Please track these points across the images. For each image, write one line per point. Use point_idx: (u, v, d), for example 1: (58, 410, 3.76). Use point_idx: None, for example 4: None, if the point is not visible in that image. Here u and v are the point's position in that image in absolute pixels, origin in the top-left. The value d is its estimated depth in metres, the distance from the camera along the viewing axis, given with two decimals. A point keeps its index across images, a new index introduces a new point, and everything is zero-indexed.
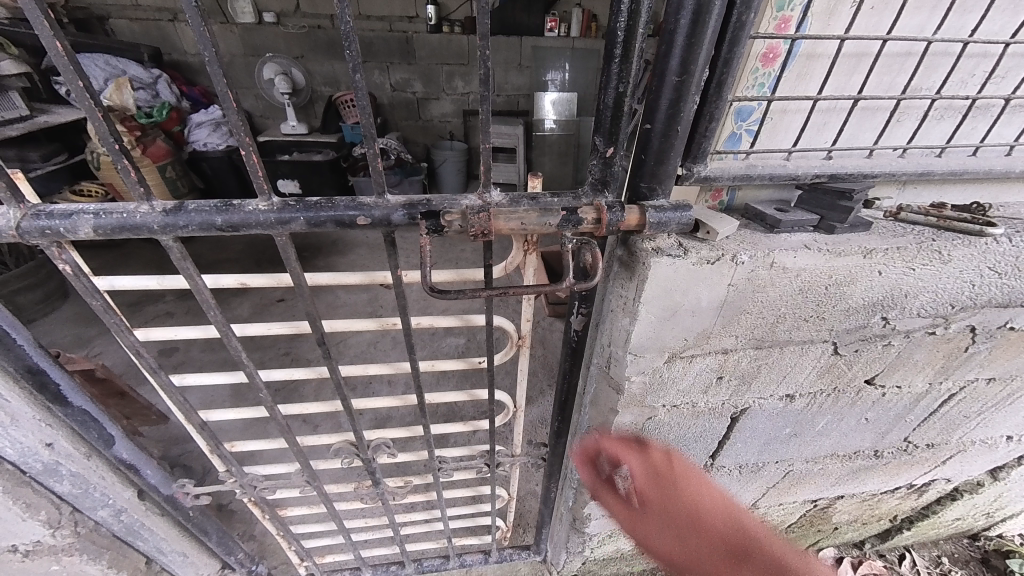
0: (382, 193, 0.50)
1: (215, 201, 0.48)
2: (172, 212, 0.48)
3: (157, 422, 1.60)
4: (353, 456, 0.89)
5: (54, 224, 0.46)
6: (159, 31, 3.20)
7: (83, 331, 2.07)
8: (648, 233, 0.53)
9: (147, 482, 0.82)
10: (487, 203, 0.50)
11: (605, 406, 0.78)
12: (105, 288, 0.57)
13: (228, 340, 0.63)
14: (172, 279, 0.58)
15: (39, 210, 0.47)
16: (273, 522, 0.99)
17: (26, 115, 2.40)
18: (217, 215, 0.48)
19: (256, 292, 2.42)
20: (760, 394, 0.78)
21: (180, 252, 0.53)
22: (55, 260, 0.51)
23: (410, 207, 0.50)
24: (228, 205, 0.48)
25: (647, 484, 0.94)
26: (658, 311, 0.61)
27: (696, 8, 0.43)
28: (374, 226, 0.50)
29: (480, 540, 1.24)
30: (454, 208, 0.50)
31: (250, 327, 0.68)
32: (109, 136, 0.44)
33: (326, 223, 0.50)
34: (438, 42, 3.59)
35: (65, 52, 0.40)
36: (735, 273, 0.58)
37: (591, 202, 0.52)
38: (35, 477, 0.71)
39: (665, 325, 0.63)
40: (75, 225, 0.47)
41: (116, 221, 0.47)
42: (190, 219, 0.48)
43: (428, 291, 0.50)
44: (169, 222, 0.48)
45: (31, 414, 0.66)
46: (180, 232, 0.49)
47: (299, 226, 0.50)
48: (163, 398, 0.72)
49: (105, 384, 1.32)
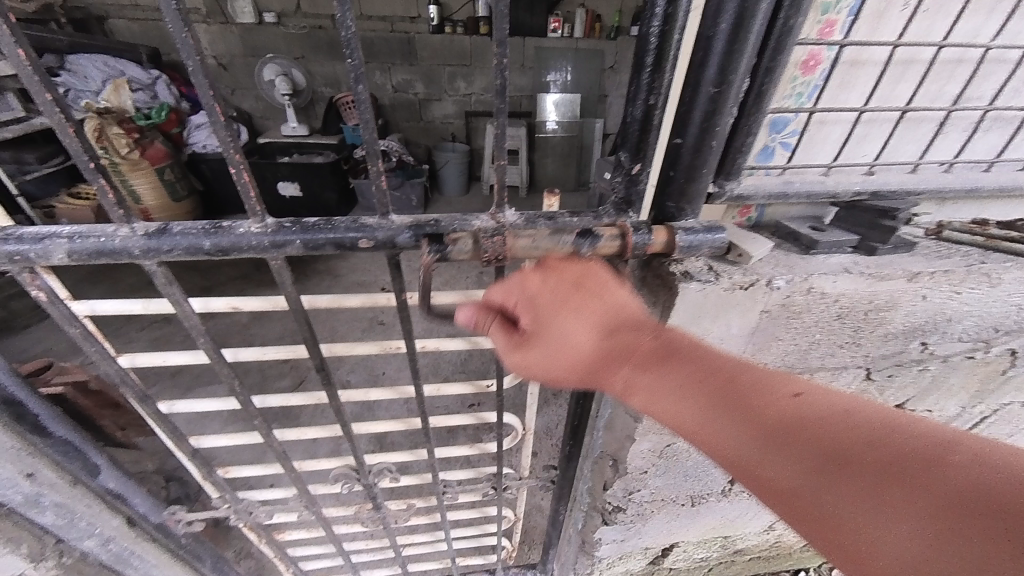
0: (385, 214, 0.45)
1: (202, 223, 0.43)
2: (155, 235, 0.43)
3: (151, 433, 1.56)
4: (353, 482, 0.85)
5: (23, 249, 0.42)
6: (158, 31, 3.16)
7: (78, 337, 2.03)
8: (671, 250, 0.47)
9: (136, 510, 0.78)
10: (501, 224, 0.46)
11: (621, 433, 0.74)
12: (86, 314, 0.52)
13: (220, 367, 0.59)
14: (159, 302, 0.54)
15: (8, 234, 0.42)
16: (270, 546, 0.95)
17: (24, 116, 2.38)
18: (205, 238, 0.43)
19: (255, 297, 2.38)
20: None
21: (165, 276, 0.49)
22: (28, 287, 0.47)
23: (416, 227, 0.45)
24: (217, 227, 0.44)
25: (662, 510, 0.89)
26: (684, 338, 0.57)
27: (739, 11, 0.38)
28: (377, 249, 0.46)
29: (485, 559, 1.20)
30: (463, 229, 0.45)
31: (244, 351, 0.64)
32: (83, 152, 0.39)
33: (325, 246, 0.45)
34: (441, 42, 3.55)
35: (29, 60, 0.35)
36: (769, 298, 0.53)
37: (614, 222, 0.47)
38: (15, 509, 0.67)
39: None
40: (47, 250, 0.42)
41: (93, 245, 0.42)
42: (175, 243, 0.43)
43: (421, 314, 0.47)
44: (153, 246, 0.43)
45: (10, 444, 0.61)
46: (164, 257, 0.44)
47: (295, 250, 0.45)
48: (152, 425, 0.68)
49: (98, 395, 1.28)
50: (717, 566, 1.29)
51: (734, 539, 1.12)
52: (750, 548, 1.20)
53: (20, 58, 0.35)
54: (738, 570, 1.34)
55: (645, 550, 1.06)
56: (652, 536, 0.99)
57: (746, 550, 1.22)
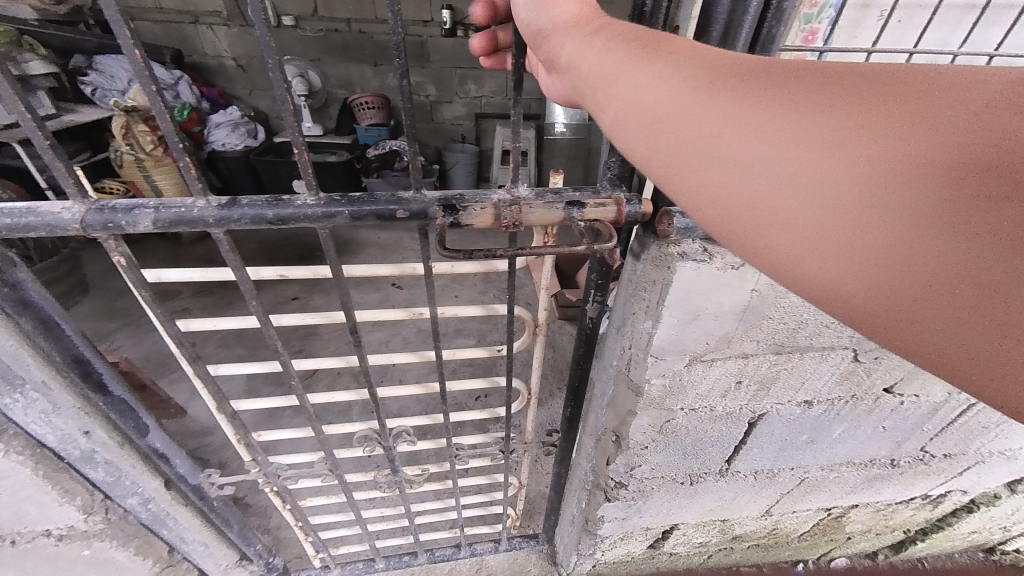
0: (419, 188, 0.52)
1: (266, 196, 0.50)
2: (226, 206, 0.50)
3: (175, 415, 1.64)
4: (374, 445, 0.91)
5: (116, 217, 0.49)
6: (181, 33, 3.29)
7: (103, 325, 2.13)
8: (662, 225, 0.55)
9: (176, 471, 0.85)
10: (515, 196, 0.53)
11: (622, 409, 0.79)
12: (153, 279, 0.60)
13: (266, 330, 0.65)
14: (216, 270, 0.61)
15: (102, 204, 0.50)
16: (292, 513, 1.01)
17: (53, 114, 2.49)
18: (268, 209, 0.50)
19: (271, 290, 2.47)
20: (779, 399, 0.79)
21: (228, 244, 0.56)
22: (111, 253, 0.54)
23: (445, 201, 0.52)
24: (279, 200, 0.51)
25: (661, 487, 0.94)
26: (679, 314, 0.62)
27: (727, 22, 0.45)
28: (411, 219, 0.52)
29: (491, 530, 1.26)
30: (483, 202, 0.52)
31: (285, 317, 0.70)
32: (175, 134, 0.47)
33: (368, 217, 0.52)
34: (453, 46, 3.66)
35: (141, 59, 0.44)
36: (758, 277, 0.59)
37: (610, 195, 0.55)
38: (72, 464, 0.75)
39: (687, 328, 0.64)
40: (135, 219, 0.50)
41: (174, 214, 0.50)
42: (243, 214, 0.50)
43: (437, 253, 0.51)
44: (224, 216, 0.50)
45: (71, 402, 0.69)
46: (233, 226, 0.51)
47: (342, 221, 0.52)
48: (198, 387, 0.75)
49: (127, 376, 1.36)
50: (716, 552, 1.33)
51: (732, 524, 1.17)
52: (748, 534, 1.25)
53: (135, 57, 0.43)
54: (737, 558, 1.38)
55: (645, 531, 1.11)
56: (652, 515, 1.04)
57: (744, 537, 1.26)
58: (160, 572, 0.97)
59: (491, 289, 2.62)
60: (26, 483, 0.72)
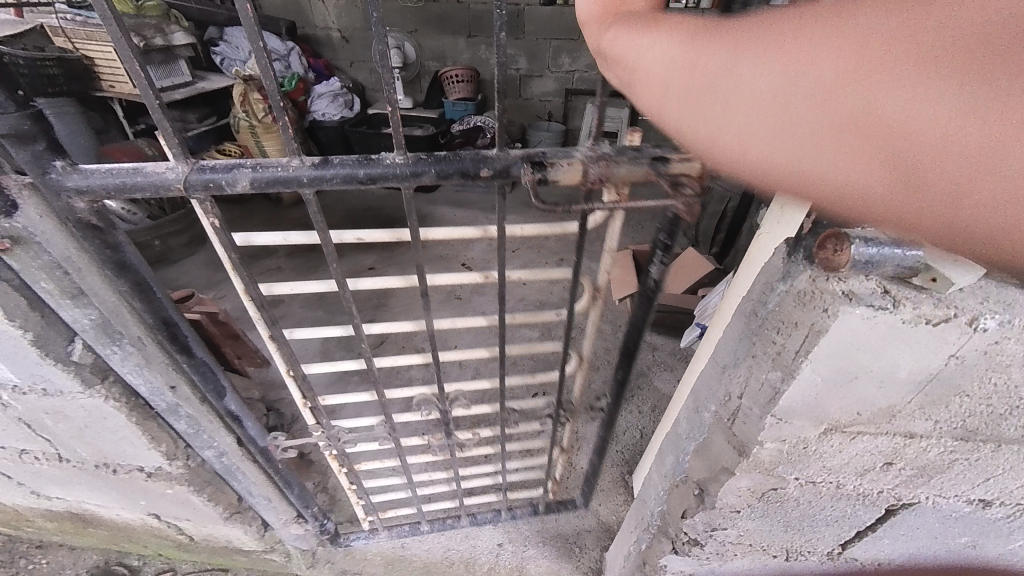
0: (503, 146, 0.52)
1: (358, 156, 0.51)
2: (320, 165, 0.51)
3: (261, 365, 1.79)
4: (432, 409, 0.89)
5: (218, 176, 0.51)
6: (296, 5, 3.50)
7: (213, 274, 2.39)
8: (844, 255, 0.38)
9: (247, 432, 0.88)
10: (596, 152, 0.52)
11: (716, 464, 0.64)
12: (241, 240, 0.62)
13: (343, 291, 0.64)
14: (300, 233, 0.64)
15: (205, 165, 0.52)
16: (348, 475, 1.02)
17: (190, 80, 2.79)
18: (359, 168, 0.51)
19: (353, 257, 2.63)
20: (940, 492, 0.58)
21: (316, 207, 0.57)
22: (205, 214, 0.58)
23: (528, 157, 0.52)
24: (369, 158, 0.52)
25: (746, 555, 0.78)
26: (829, 374, 0.45)
27: None
28: (494, 178, 0.53)
29: (530, 496, 1.39)
30: (565, 158, 0.51)
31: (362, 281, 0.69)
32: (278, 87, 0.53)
33: (453, 176, 0.53)
34: (550, 16, 3.48)
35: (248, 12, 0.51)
36: (965, 341, 0.40)
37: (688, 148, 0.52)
38: (159, 414, 0.79)
39: (834, 392, 0.47)
40: (235, 178, 0.51)
41: (272, 174, 0.51)
42: (337, 172, 0.51)
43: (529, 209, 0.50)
44: (318, 175, 0.52)
45: (160, 358, 0.72)
46: (325, 185, 0.53)
47: (429, 179, 0.52)
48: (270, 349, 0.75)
49: (225, 326, 1.50)
50: None
51: None
52: None
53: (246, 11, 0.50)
54: None
55: None
56: None
57: None
58: (228, 517, 1.04)
59: (561, 280, 2.52)
60: (119, 426, 0.77)
